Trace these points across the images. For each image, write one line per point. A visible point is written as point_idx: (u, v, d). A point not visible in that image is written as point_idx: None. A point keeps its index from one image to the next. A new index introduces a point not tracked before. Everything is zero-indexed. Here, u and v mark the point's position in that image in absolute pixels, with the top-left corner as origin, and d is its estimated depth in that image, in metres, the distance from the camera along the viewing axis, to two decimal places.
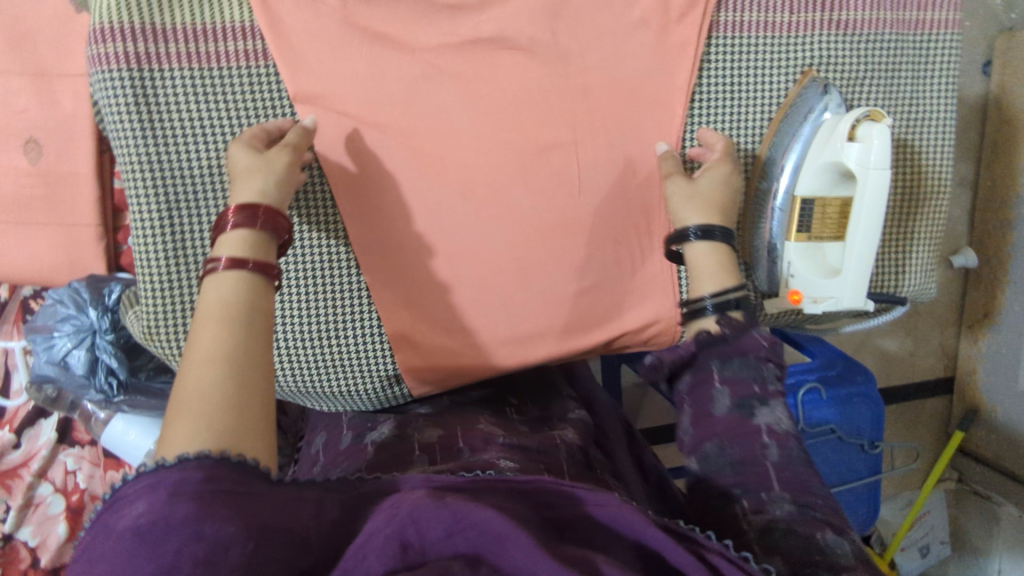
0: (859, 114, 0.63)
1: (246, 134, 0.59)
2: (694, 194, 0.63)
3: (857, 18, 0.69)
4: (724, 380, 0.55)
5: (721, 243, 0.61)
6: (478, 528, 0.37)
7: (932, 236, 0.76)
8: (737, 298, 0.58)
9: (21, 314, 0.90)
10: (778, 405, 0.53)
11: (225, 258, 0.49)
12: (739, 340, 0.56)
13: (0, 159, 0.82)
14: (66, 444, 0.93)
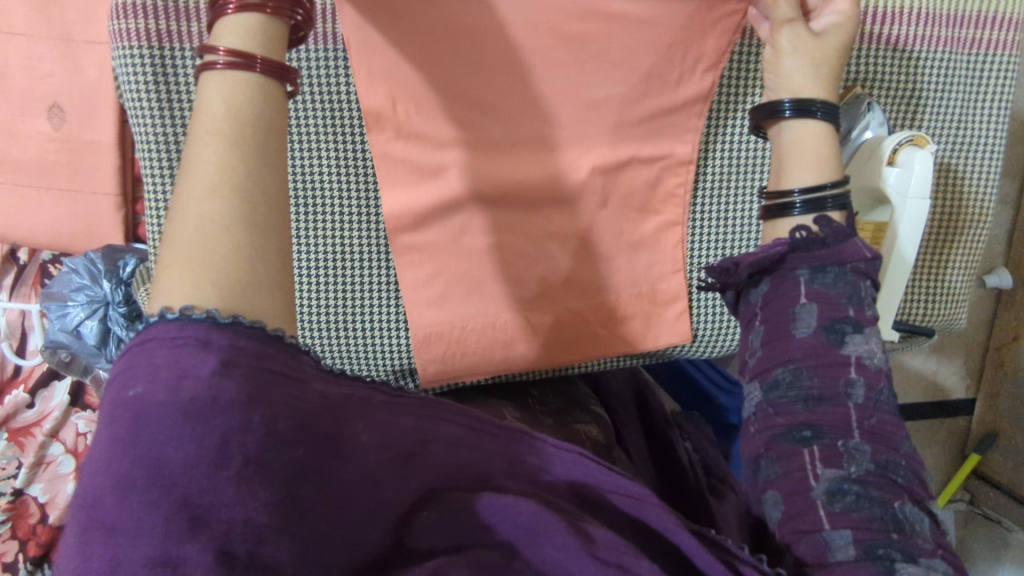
0: (901, 138, 0.59)
1: None
2: (798, 59, 0.56)
3: (910, 33, 0.65)
4: (813, 294, 0.50)
5: (822, 118, 0.55)
6: (516, 519, 0.36)
7: (969, 266, 0.72)
8: (835, 195, 0.52)
9: (40, 278, 0.89)
10: (874, 334, 0.49)
11: (224, 52, 0.35)
12: (840, 247, 0.51)
13: (24, 123, 0.82)
14: (78, 407, 0.94)
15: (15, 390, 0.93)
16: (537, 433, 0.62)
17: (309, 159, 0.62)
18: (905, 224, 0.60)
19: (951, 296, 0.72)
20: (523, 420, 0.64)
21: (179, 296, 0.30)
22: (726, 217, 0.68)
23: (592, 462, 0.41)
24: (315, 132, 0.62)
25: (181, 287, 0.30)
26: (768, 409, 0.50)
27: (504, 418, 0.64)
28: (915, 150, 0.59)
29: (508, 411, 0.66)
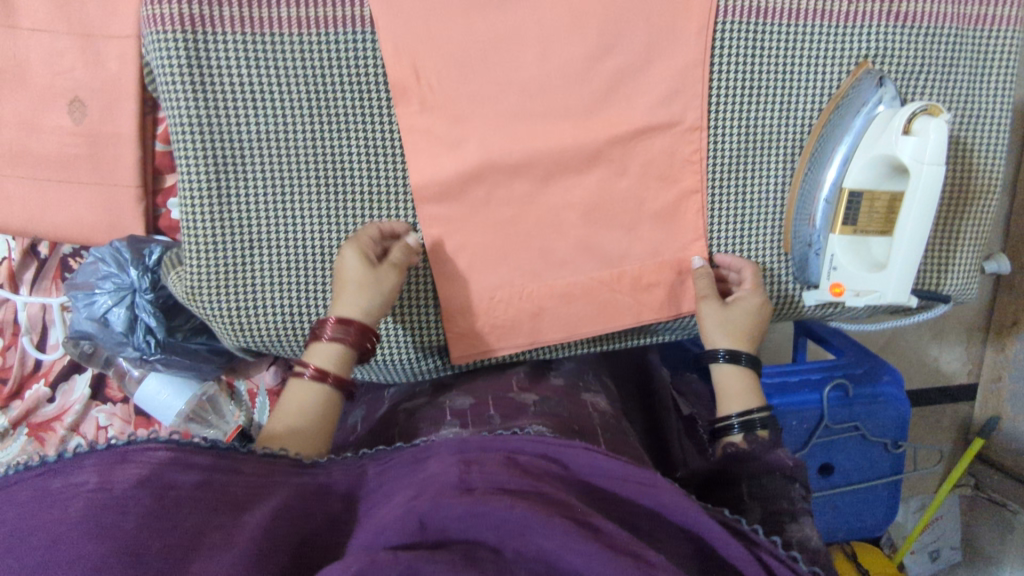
0: (918, 107, 0.62)
1: (362, 234, 0.65)
2: (721, 319, 0.69)
3: (918, 10, 0.68)
4: (758, 457, 0.61)
5: (747, 365, 0.68)
6: (498, 514, 0.41)
7: (979, 236, 0.74)
8: (763, 419, 0.65)
9: (61, 272, 0.91)
10: (809, 522, 0.57)
11: (312, 368, 0.60)
12: (766, 454, 0.61)
13: (45, 118, 0.83)
14: (99, 400, 0.94)
15: (36, 385, 0.94)
16: (542, 407, 0.70)
17: (340, 139, 0.65)
18: (924, 189, 0.62)
19: (961, 264, 0.74)
20: (530, 392, 0.73)
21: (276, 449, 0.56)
22: (744, 191, 0.71)
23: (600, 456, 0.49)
24: (346, 112, 0.64)
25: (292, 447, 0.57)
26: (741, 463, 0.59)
27: (512, 396, 0.72)
28: (929, 117, 0.61)
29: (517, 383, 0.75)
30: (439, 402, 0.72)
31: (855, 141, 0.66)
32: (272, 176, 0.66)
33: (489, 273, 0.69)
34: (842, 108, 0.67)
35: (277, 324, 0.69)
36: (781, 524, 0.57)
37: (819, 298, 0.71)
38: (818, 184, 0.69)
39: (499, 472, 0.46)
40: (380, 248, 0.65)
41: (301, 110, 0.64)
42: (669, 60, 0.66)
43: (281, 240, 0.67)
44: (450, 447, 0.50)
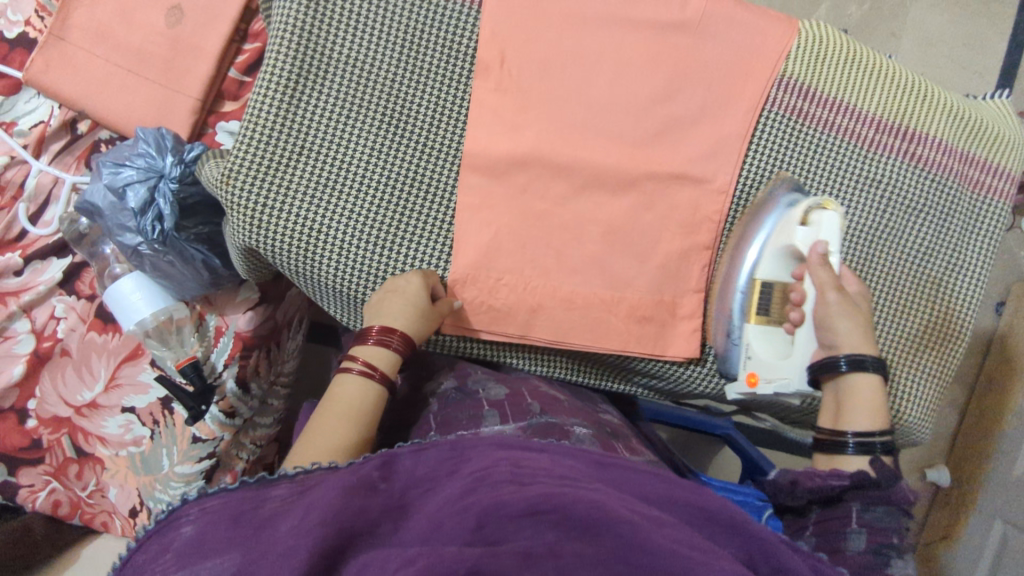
0: (811, 203, 0.69)
1: (430, 275, 0.70)
2: (847, 321, 0.64)
3: (930, 157, 0.77)
4: (869, 526, 0.57)
5: (872, 372, 0.63)
6: (565, 508, 0.40)
7: (935, 376, 0.81)
8: (881, 439, 0.60)
9: (88, 153, 0.92)
10: (913, 562, 0.56)
11: (358, 366, 0.64)
12: (889, 493, 0.57)
13: (142, 12, 0.88)
14: (65, 289, 0.92)
15: (10, 254, 0.92)
16: (570, 403, 0.74)
17: (416, 91, 0.71)
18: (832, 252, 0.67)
19: (912, 398, 0.80)
20: (555, 389, 0.77)
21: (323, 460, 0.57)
22: None
23: (645, 473, 0.49)
24: (429, 70, 0.71)
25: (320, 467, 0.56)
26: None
27: (543, 390, 0.75)
28: (823, 211, 0.68)
29: (539, 380, 0.78)
30: (472, 391, 0.73)
31: (767, 237, 0.71)
32: (342, 99, 0.70)
33: (503, 257, 0.72)
34: (762, 209, 0.73)
35: (288, 234, 0.69)
36: (887, 562, 0.55)
37: (739, 390, 0.73)
38: (738, 269, 0.74)
39: (547, 471, 0.46)
40: (434, 285, 0.70)
41: (391, 51, 0.70)
42: (716, 126, 0.74)
43: (325, 158, 0.69)
44: (491, 443, 0.50)
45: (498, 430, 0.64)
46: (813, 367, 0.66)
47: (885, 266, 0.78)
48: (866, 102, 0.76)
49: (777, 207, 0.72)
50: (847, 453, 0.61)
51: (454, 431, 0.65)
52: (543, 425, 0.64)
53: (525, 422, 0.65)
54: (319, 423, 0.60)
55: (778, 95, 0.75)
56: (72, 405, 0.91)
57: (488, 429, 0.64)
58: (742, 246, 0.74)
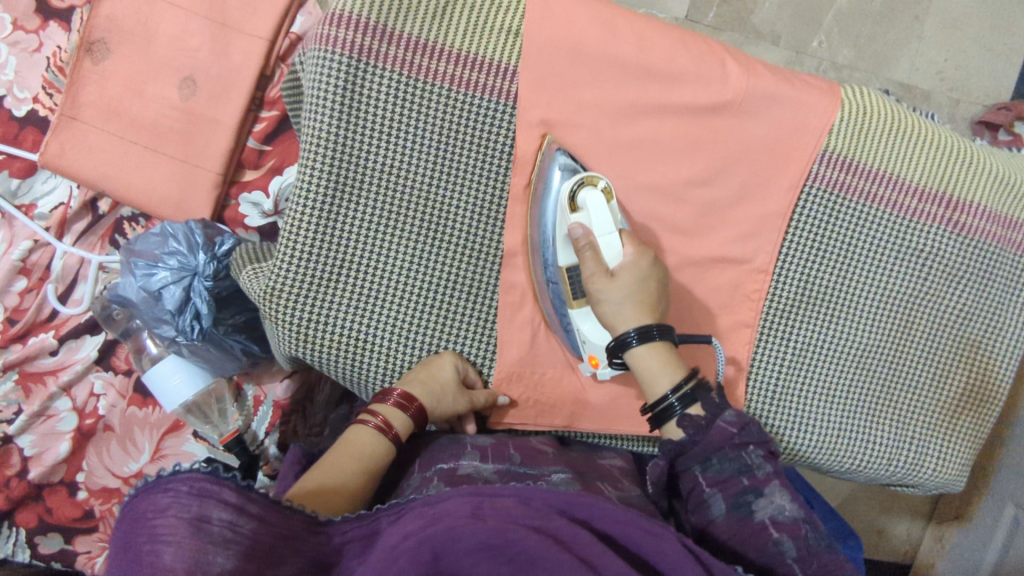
0: (573, 184, 0.64)
1: (467, 368, 0.70)
2: (622, 299, 0.62)
3: (970, 223, 0.77)
4: (712, 482, 0.58)
5: (659, 338, 0.62)
6: (515, 546, 0.44)
7: (971, 432, 0.82)
8: (693, 385, 0.61)
9: (112, 232, 0.91)
10: (774, 489, 0.57)
11: (375, 420, 0.63)
12: (708, 439, 0.58)
13: (153, 85, 0.85)
14: (101, 366, 0.93)
15: (43, 334, 0.91)
16: (559, 455, 0.70)
17: (454, 194, 0.69)
18: (606, 240, 0.63)
19: (950, 457, 0.82)
20: (551, 443, 0.73)
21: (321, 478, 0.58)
22: (794, 338, 0.76)
23: (609, 506, 0.50)
24: (467, 172, 0.68)
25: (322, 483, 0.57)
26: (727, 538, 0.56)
27: (532, 444, 0.71)
28: (587, 186, 0.64)
29: (540, 440, 0.74)
30: (461, 438, 0.70)
31: (553, 216, 0.66)
32: (381, 205, 0.67)
33: (546, 352, 0.73)
34: (539, 179, 0.68)
35: (334, 344, 0.68)
36: (749, 508, 0.56)
37: (587, 368, 0.70)
38: (538, 250, 0.68)
39: (511, 509, 0.48)
40: (467, 373, 0.70)
41: (428, 155, 0.67)
42: (757, 206, 0.73)
43: (368, 265, 0.68)
44: (465, 489, 0.49)
45: (474, 466, 0.62)
46: (610, 347, 0.63)
47: (925, 333, 0.79)
48: (907, 172, 0.75)
49: (551, 179, 0.67)
50: (674, 415, 0.61)
51: (432, 469, 0.63)
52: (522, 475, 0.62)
53: (502, 467, 0.64)
54: (320, 469, 0.58)
55: (820, 170, 0.73)
56: (121, 477, 0.92)
57: (464, 466, 0.63)
58: (536, 225, 0.68)
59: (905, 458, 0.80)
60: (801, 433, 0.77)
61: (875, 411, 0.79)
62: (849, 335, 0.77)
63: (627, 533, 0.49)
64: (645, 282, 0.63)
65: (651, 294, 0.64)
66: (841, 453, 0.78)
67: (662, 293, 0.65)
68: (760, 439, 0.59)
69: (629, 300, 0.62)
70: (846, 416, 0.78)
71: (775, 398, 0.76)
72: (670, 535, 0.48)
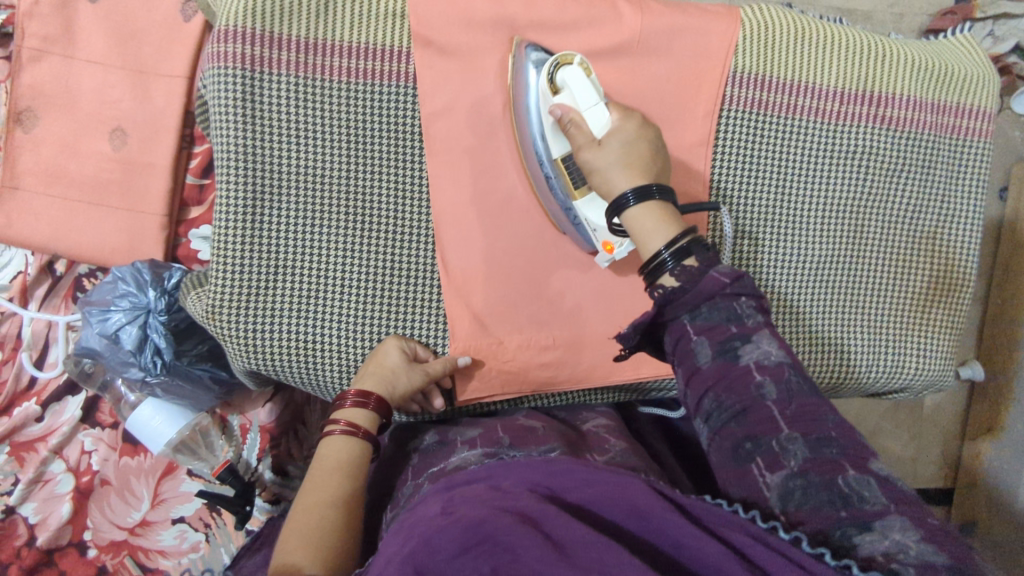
0: (551, 66, 0.64)
1: (412, 344, 0.70)
2: (611, 162, 0.60)
3: (897, 117, 0.76)
4: (700, 330, 0.51)
5: (658, 199, 0.57)
6: (491, 538, 0.38)
7: (946, 324, 0.82)
8: (690, 240, 0.54)
9: (73, 290, 0.94)
10: (763, 340, 0.50)
11: (343, 424, 0.62)
12: (698, 286, 0.52)
13: (85, 141, 0.87)
14: (88, 424, 0.94)
15: (26, 403, 0.94)
16: (547, 429, 0.71)
17: (375, 182, 0.70)
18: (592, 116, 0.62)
19: (929, 356, 0.81)
20: (535, 419, 0.74)
21: (310, 503, 0.55)
22: (745, 263, 0.75)
23: (584, 471, 0.45)
24: (382, 159, 0.70)
25: (311, 510, 0.55)
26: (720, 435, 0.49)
27: (518, 422, 0.73)
28: (567, 66, 0.63)
29: (524, 417, 0.75)
30: (449, 437, 0.71)
31: (541, 111, 0.65)
32: (306, 206, 0.68)
33: (498, 322, 0.72)
34: (517, 85, 0.67)
35: (285, 350, 0.69)
36: (736, 355, 0.50)
37: (606, 259, 0.68)
38: (530, 150, 0.68)
39: (481, 497, 0.43)
40: (416, 352, 0.70)
41: (340, 148, 0.68)
42: (678, 140, 0.73)
43: (304, 268, 0.69)
44: (439, 487, 0.49)
45: (462, 457, 0.64)
46: (608, 212, 0.59)
47: (878, 234, 0.78)
48: (822, 77, 0.75)
49: (528, 77, 0.66)
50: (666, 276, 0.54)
51: (425, 472, 0.64)
52: (507, 455, 0.63)
53: (490, 450, 0.65)
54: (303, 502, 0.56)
55: (734, 92, 0.73)
56: (124, 530, 0.92)
57: (455, 461, 0.64)
58: (523, 119, 0.68)
59: (883, 364, 0.79)
60: None
61: (843, 322, 0.78)
62: (800, 251, 0.76)
63: (596, 496, 0.43)
64: (634, 146, 0.61)
65: (642, 160, 0.60)
66: (817, 369, 0.77)
67: (657, 159, 0.62)
68: (755, 291, 0.52)
69: (618, 163, 0.60)
70: (813, 333, 0.77)
71: None
72: (636, 483, 0.43)
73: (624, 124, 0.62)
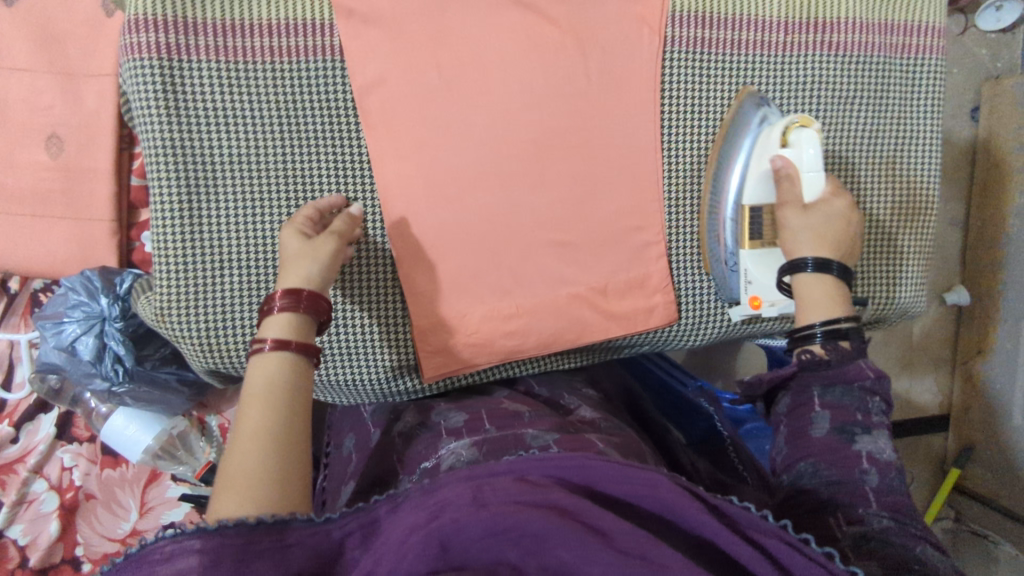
0: (788, 121, 0.68)
1: (296, 217, 0.64)
2: (806, 227, 0.64)
3: (844, 41, 0.74)
4: (826, 405, 0.56)
5: (837, 275, 0.62)
6: (520, 528, 0.39)
7: (914, 251, 0.80)
8: (850, 325, 0.58)
9: (30, 307, 0.93)
10: (880, 436, 0.55)
11: (270, 340, 0.53)
12: (844, 368, 0.57)
13: (21, 153, 0.84)
14: (64, 440, 0.93)
15: None
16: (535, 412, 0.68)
17: (311, 163, 0.67)
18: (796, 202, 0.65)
19: (901, 283, 0.80)
20: (520, 402, 0.71)
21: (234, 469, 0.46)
22: (700, 208, 0.75)
23: (604, 462, 0.45)
24: (316, 138, 0.67)
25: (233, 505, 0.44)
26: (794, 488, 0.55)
27: (505, 407, 0.69)
28: (801, 128, 0.67)
29: (508, 399, 0.72)
30: (434, 423, 0.68)
31: (748, 158, 0.70)
32: (242, 194, 0.66)
33: (460, 295, 0.71)
34: (735, 123, 0.72)
35: (238, 345, 0.67)
36: (853, 437, 0.55)
37: (743, 311, 0.73)
38: (724, 190, 0.72)
39: (511, 488, 0.42)
40: (309, 218, 0.64)
41: (271, 130, 0.66)
42: (623, 90, 0.71)
43: (247, 258, 0.67)
44: (457, 472, 0.45)
45: (451, 450, 0.60)
46: (784, 268, 0.64)
47: (836, 165, 0.76)
48: (764, 10, 0.73)
49: (753, 127, 0.71)
50: (815, 342, 0.59)
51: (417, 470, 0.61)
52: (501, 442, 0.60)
53: (480, 437, 0.62)
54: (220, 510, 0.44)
55: (675, 34, 0.71)
56: (116, 542, 0.91)
57: (444, 456, 0.60)
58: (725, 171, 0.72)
59: (852, 297, 0.78)
60: (721, 305, 0.77)
61: None
62: None
63: (634, 490, 0.44)
64: (834, 221, 0.64)
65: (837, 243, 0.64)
66: None
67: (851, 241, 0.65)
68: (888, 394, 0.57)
69: (811, 233, 0.64)
70: None
71: (693, 274, 0.76)
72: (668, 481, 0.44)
73: (836, 198, 0.65)
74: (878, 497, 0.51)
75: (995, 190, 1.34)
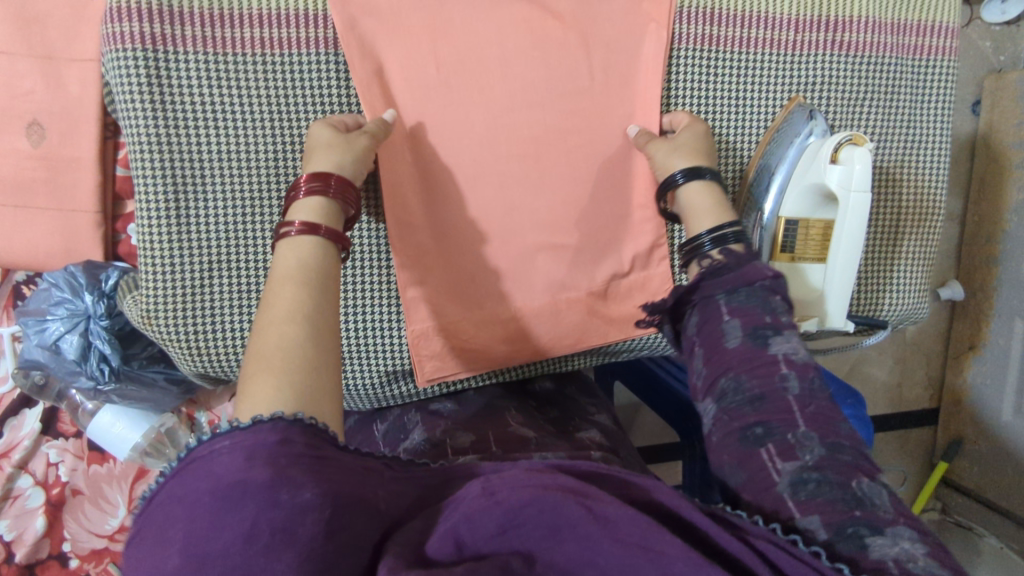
0: (840, 138, 0.66)
1: (332, 120, 0.61)
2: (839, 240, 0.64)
3: (855, 41, 0.72)
4: (732, 311, 0.53)
5: (711, 182, 0.63)
6: (532, 522, 0.37)
7: (921, 254, 0.79)
8: (734, 232, 0.59)
9: (13, 298, 0.90)
10: (793, 336, 0.51)
11: (298, 223, 0.53)
12: (744, 271, 0.55)
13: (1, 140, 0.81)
14: (50, 435, 0.91)
15: None
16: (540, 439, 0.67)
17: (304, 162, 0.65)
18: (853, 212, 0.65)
19: (904, 289, 0.79)
20: (528, 424, 0.70)
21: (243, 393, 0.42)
22: None
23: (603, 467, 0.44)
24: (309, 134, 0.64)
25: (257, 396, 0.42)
26: (724, 418, 0.49)
27: (512, 428, 0.68)
28: (853, 146, 0.65)
29: (515, 417, 0.71)
30: (438, 439, 0.66)
31: (790, 169, 0.69)
32: (233, 193, 0.64)
33: (456, 298, 0.69)
34: (779, 131, 0.70)
35: (229, 348, 0.65)
36: (766, 341, 0.51)
37: None
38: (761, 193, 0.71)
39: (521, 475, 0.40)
40: (343, 122, 0.61)
41: (262, 127, 0.63)
42: (625, 87, 0.69)
43: (237, 259, 0.65)
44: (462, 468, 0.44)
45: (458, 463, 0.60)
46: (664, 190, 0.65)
47: None
48: (775, 6, 0.70)
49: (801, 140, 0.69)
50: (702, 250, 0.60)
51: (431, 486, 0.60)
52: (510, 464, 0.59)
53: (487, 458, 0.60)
54: (249, 404, 0.41)
55: (682, 30, 0.69)
56: (103, 538, 0.91)
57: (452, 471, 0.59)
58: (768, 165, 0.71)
59: (854, 303, 0.77)
60: None
61: None
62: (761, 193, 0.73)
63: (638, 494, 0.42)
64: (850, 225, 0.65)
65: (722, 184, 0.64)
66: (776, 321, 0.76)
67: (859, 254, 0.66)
68: (788, 293, 0.55)
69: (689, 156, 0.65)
70: None
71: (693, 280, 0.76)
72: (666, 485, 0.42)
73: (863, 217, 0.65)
74: (803, 411, 0.47)
75: (994, 186, 1.32)
